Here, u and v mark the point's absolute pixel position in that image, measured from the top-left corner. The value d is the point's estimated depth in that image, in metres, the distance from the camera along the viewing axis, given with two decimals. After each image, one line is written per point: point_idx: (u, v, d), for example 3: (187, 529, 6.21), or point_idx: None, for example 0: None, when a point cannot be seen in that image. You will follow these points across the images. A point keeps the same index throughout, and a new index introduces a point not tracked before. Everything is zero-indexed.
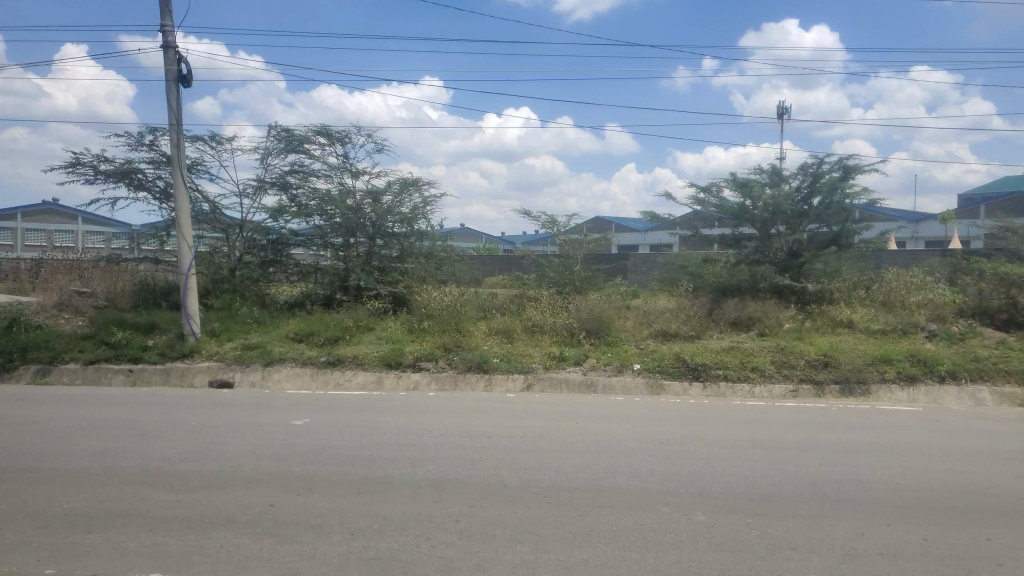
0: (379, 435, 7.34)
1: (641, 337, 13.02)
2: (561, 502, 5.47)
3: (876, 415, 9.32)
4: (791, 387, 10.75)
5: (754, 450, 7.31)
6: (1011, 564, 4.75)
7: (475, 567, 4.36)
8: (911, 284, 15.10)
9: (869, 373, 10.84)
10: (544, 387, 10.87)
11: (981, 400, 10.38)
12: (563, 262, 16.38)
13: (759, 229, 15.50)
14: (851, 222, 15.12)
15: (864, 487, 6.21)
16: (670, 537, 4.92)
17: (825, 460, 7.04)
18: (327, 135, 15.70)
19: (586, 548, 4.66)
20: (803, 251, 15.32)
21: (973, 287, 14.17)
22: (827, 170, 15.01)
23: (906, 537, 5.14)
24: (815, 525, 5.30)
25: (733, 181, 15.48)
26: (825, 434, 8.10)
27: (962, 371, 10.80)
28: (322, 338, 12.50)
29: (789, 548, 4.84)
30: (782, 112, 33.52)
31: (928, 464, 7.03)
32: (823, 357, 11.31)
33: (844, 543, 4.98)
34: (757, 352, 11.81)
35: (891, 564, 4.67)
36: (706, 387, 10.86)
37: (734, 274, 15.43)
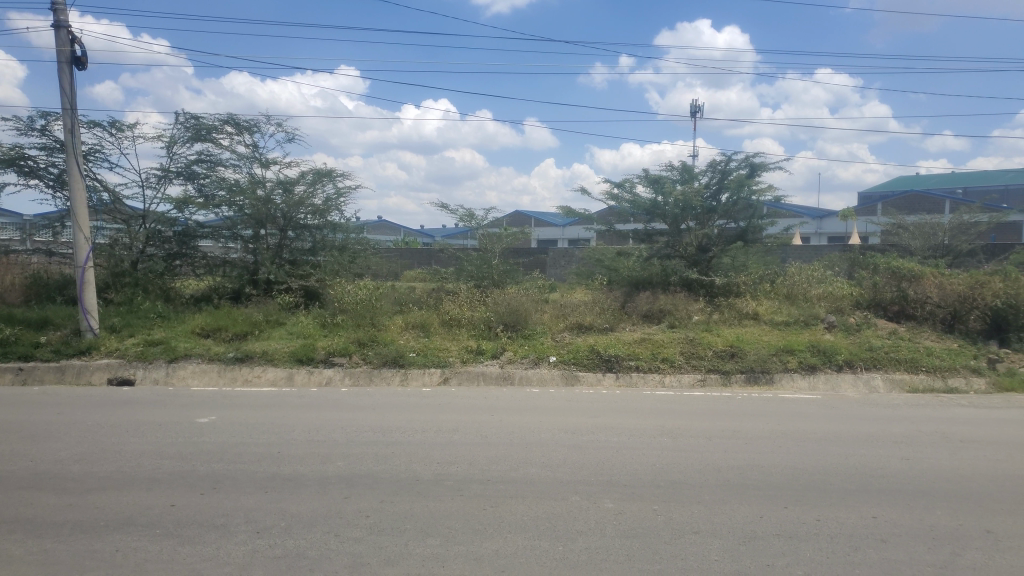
0: (288, 432, 7.19)
1: (557, 329, 13.19)
2: (473, 495, 5.50)
3: (778, 403, 9.75)
4: (699, 376, 11.12)
5: (663, 438, 7.54)
6: (893, 539, 5.08)
7: (384, 561, 4.35)
8: (812, 277, 15.83)
9: (772, 363, 11.32)
10: (461, 380, 10.88)
11: (874, 387, 11.00)
12: (481, 256, 16.39)
13: (670, 225, 15.92)
14: (757, 218, 15.72)
15: (763, 472, 6.49)
16: (579, 525, 5.03)
17: (730, 446, 7.33)
18: (235, 123, 15.21)
19: (496, 540, 4.70)
20: (711, 246, 15.87)
21: (869, 281, 15.00)
22: (735, 168, 15.55)
23: (801, 518, 5.41)
24: (717, 510, 5.50)
25: (645, 177, 15.85)
26: (730, 423, 8.41)
27: (857, 360, 11.42)
28: (230, 333, 12.14)
29: (692, 533, 5.02)
30: (695, 110, 34.45)
31: (824, 448, 7.40)
32: (730, 348, 11.75)
33: (744, 526, 5.20)
34: (668, 343, 12.16)
35: (786, 544, 4.90)
36: (620, 377, 11.11)
37: (647, 268, 15.83)
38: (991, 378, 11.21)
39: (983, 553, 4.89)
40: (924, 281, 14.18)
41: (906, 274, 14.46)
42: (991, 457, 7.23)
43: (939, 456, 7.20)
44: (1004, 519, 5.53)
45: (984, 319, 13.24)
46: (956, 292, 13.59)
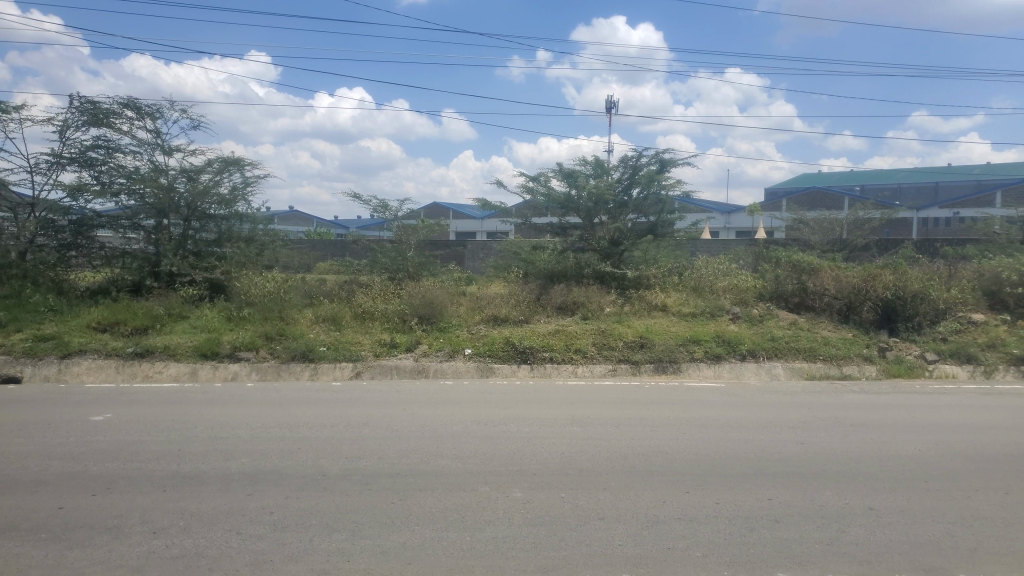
0: (190, 429, 6.96)
1: (472, 321, 13.23)
2: (381, 488, 5.48)
3: (685, 391, 10.08)
4: (610, 366, 11.39)
5: (572, 427, 7.69)
6: (786, 519, 5.35)
7: (287, 558, 4.28)
8: (718, 270, 16.40)
9: (679, 353, 11.70)
10: (374, 373, 10.78)
11: (775, 375, 11.54)
12: (395, 248, 16.22)
13: (583, 218, 16.16)
14: (666, 212, 16.14)
15: (667, 458, 6.72)
16: (488, 515, 5.08)
17: (637, 434, 7.54)
18: (136, 108, 14.53)
19: (403, 532, 4.70)
20: (623, 240, 16.21)
21: (771, 274, 15.69)
22: (645, 163, 15.93)
23: (701, 502, 5.63)
24: (622, 496, 5.66)
25: (559, 171, 16.04)
26: (637, 411, 8.65)
27: (759, 350, 11.92)
28: (129, 327, 11.64)
29: (597, 519, 5.15)
30: (610, 105, 35.02)
31: (725, 434, 7.71)
32: (639, 339, 12.04)
33: (647, 511, 5.36)
34: (581, 335, 12.36)
35: (687, 527, 5.09)
36: (534, 368, 11.25)
37: (562, 260, 16.02)
38: (881, 365, 11.93)
39: (866, 529, 5.21)
40: (822, 274, 14.93)
41: (806, 267, 15.18)
42: (876, 439, 7.69)
43: (830, 440, 7.62)
44: (886, 496, 5.90)
45: (876, 310, 14.05)
46: (850, 284, 14.37)
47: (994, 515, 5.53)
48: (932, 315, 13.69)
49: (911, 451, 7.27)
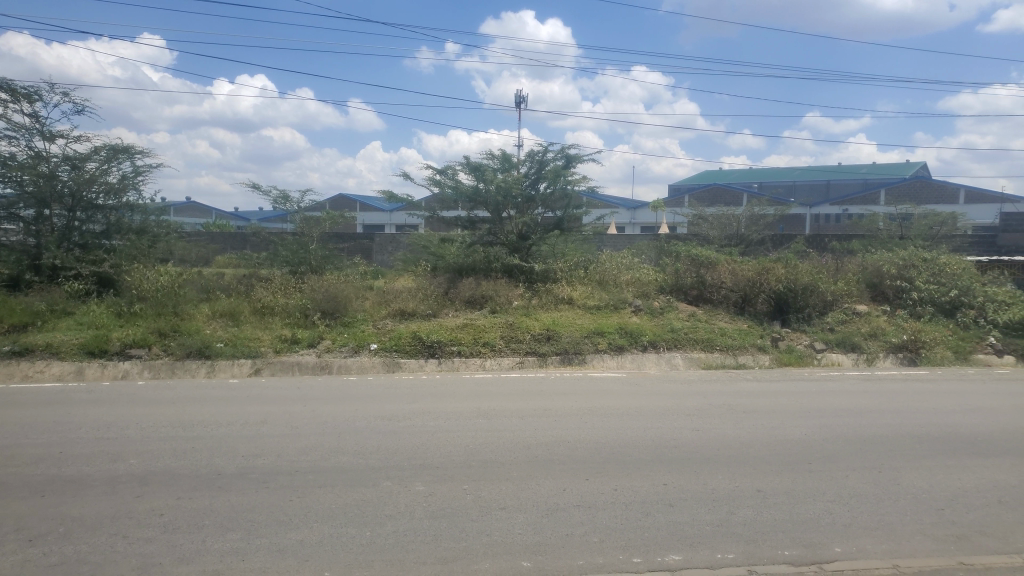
0: (73, 430, 6.62)
1: (379, 316, 13.09)
2: (279, 486, 5.38)
3: (589, 382, 10.34)
4: (518, 359, 11.53)
5: (477, 420, 7.75)
6: (679, 503, 5.57)
7: (177, 560, 4.15)
8: (622, 263, 16.76)
9: (584, 345, 11.94)
10: (274, 370, 10.53)
11: (675, 365, 11.96)
12: (297, 240, 15.85)
13: (492, 212, 16.21)
14: (572, 207, 16.47)
15: (569, 447, 6.87)
16: (389, 510, 5.07)
17: (540, 424, 7.67)
18: (11, 90, 13.61)
19: (301, 529, 4.63)
20: (531, 234, 16.35)
21: (671, 268, 16.24)
22: (551, 158, 16.15)
23: (599, 488, 5.79)
24: (524, 485, 5.75)
25: (467, 164, 16.05)
26: (542, 402, 8.80)
27: (660, 341, 12.32)
28: (6, 325, 10.92)
29: (499, 509, 5.22)
30: (520, 100, 35.21)
31: (625, 422, 7.95)
32: (546, 331, 12.20)
33: (547, 499, 5.48)
34: (489, 328, 12.41)
35: (585, 514, 5.23)
36: (442, 363, 11.24)
37: (470, 254, 16.03)
38: (773, 355, 12.55)
39: (753, 510, 5.49)
40: (719, 268, 15.56)
41: (704, 262, 15.79)
42: (766, 425, 8.10)
43: (723, 426, 7.97)
44: (772, 478, 6.23)
45: (770, 302, 14.75)
46: (746, 278, 15.05)
47: (867, 492, 5.94)
48: (820, 306, 14.54)
49: (797, 434, 7.70)
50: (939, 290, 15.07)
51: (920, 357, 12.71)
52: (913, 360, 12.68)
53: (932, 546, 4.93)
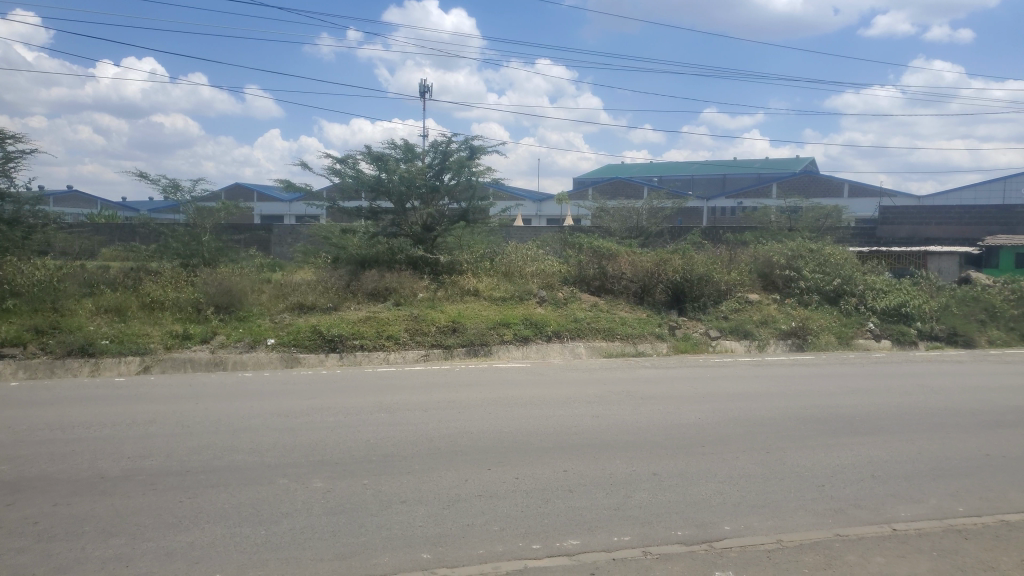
0: None
1: (276, 309, 12.72)
2: (168, 488, 5.16)
3: (494, 372, 10.41)
4: (422, 352, 11.44)
5: (379, 414, 7.66)
6: (578, 489, 5.69)
7: (53, 570, 3.92)
8: (528, 255, 16.80)
9: (490, 336, 11.98)
10: (165, 368, 10.10)
11: (578, 354, 12.20)
12: (189, 232, 15.20)
13: (395, 203, 15.96)
14: (477, 199, 16.31)
15: (472, 438, 6.89)
16: (285, 507, 4.95)
17: (443, 416, 7.66)
18: None
19: (192, 531, 4.47)
20: (435, 226, 16.23)
21: (574, 259, 16.46)
22: (455, 149, 16.02)
23: (501, 478, 5.84)
24: (425, 478, 5.73)
25: (368, 154, 15.75)
26: (445, 394, 8.79)
27: (563, 331, 12.51)
28: None
29: (399, 502, 5.18)
30: (424, 90, 34.90)
31: (528, 411, 8.05)
32: (451, 323, 12.14)
33: (449, 491, 5.48)
34: (392, 321, 12.26)
35: (486, 503, 5.27)
36: (343, 357, 11.05)
37: (373, 245, 15.75)
38: (671, 342, 12.98)
39: (648, 493, 5.67)
40: (620, 259, 15.94)
41: (605, 253, 16.10)
42: (664, 410, 8.37)
43: (622, 412, 8.18)
44: (667, 462, 6.45)
45: (668, 291, 15.29)
46: (645, 269, 15.51)
47: (755, 472, 6.23)
48: (715, 295, 15.16)
49: (692, 419, 8.00)
50: (824, 279, 15.97)
51: (807, 342, 13.45)
52: (800, 346, 13.38)
53: (812, 520, 5.23)
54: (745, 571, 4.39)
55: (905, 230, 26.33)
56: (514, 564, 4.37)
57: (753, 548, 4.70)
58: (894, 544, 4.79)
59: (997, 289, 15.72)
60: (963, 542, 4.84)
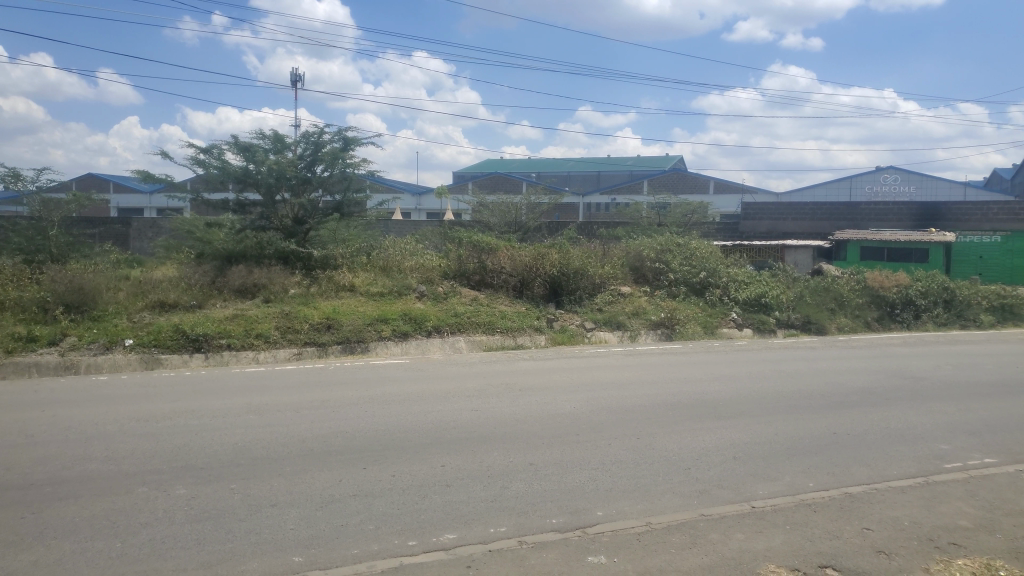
0: None
1: (134, 308, 11.96)
2: (9, 504, 4.74)
3: (371, 369, 10.24)
4: (295, 350, 11.09)
5: (248, 416, 7.36)
6: (456, 483, 5.69)
7: None
8: (405, 250, 16.62)
9: (367, 333, 11.76)
10: (5, 373, 9.39)
11: (458, 349, 12.20)
12: (34, 226, 14.04)
13: (264, 195, 15.37)
14: (352, 191, 15.97)
15: (347, 437, 6.74)
16: (145, 517, 4.68)
17: (316, 416, 7.45)
18: None
19: (36, 549, 4.15)
20: (307, 219, 15.77)
21: (453, 253, 16.43)
22: (328, 140, 15.61)
23: (376, 476, 5.74)
24: (298, 480, 5.56)
25: (234, 144, 15.08)
26: (321, 393, 8.57)
27: (443, 325, 12.47)
28: None
29: (270, 506, 5.00)
30: (296, 79, 33.78)
31: (406, 407, 7.97)
32: (326, 320, 11.81)
33: (323, 492, 5.34)
34: (262, 318, 11.80)
35: (362, 503, 5.18)
36: (209, 358, 10.57)
37: (240, 240, 14.97)
38: (549, 334, 13.22)
39: (525, 483, 5.75)
40: (499, 254, 16.06)
41: (485, 247, 16.18)
42: (541, 401, 8.52)
43: (501, 405, 8.26)
44: (543, 451, 6.57)
45: (545, 285, 15.54)
46: (523, 263, 15.71)
47: (626, 458, 6.46)
48: (590, 289, 15.59)
49: (569, 409, 8.18)
50: (691, 272, 16.76)
51: (676, 332, 14.07)
52: (669, 336, 13.98)
53: (679, 501, 5.47)
54: (617, 554, 4.54)
55: (764, 225, 28.09)
56: (389, 562, 4.32)
57: (624, 532, 4.86)
58: (753, 520, 5.10)
59: (845, 280, 17.00)
60: (813, 514, 5.21)
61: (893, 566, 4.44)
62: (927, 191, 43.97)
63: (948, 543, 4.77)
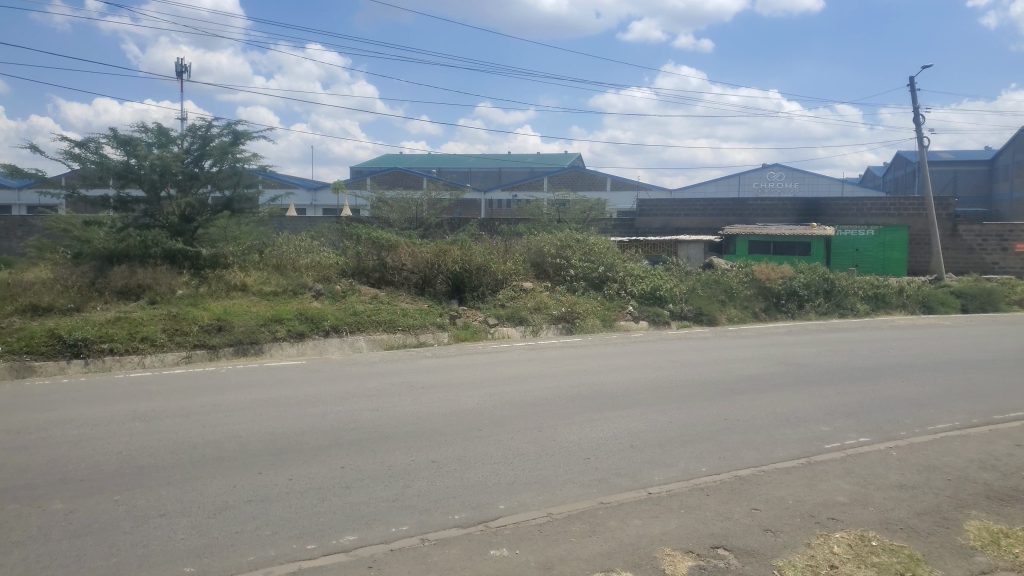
0: None
1: (3, 313, 11.15)
2: None
3: (267, 371, 9.95)
4: (184, 354, 10.64)
5: (133, 423, 7.00)
6: (356, 484, 5.59)
7: None
8: (301, 247, 16.18)
9: (261, 334, 11.38)
10: None
11: (357, 349, 12.01)
12: None
13: (147, 191, 14.60)
14: (242, 187, 15.39)
15: (240, 442, 6.51)
16: (17, 535, 4.38)
17: (208, 421, 7.17)
18: None
19: None
20: (195, 216, 15.10)
21: (352, 250, 16.13)
22: (216, 134, 15.02)
23: (272, 481, 5.57)
24: (187, 488, 5.33)
25: (113, 137, 14.27)
26: (212, 397, 8.24)
27: (342, 325, 12.23)
28: None
29: (158, 516, 4.77)
30: (182, 68, 32.28)
31: (304, 409, 7.78)
32: (216, 321, 11.37)
33: (215, 499, 5.14)
34: (148, 320, 11.23)
35: (258, 509, 5.01)
36: (89, 364, 9.99)
37: (122, 238, 14.19)
38: (451, 331, 13.21)
39: (428, 480, 5.72)
40: (399, 250, 15.88)
41: (384, 244, 15.96)
42: (443, 398, 8.50)
43: (402, 403, 8.18)
44: (444, 448, 6.55)
45: (447, 281, 15.52)
46: (425, 260, 15.62)
47: (527, 450, 6.53)
48: (492, 285, 15.66)
49: (471, 405, 8.20)
50: (590, 268, 17.11)
51: (575, 326, 14.34)
52: (569, 329, 14.24)
53: (578, 491, 5.58)
54: (519, 546, 4.59)
55: (659, 221, 28.98)
56: (287, 567, 4.22)
57: (525, 524, 4.92)
58: (649, 506, 5.26)
59: (734, 273, 17.79)
60: (706, 497, 5.43)
61: (779, 543, 4.69)
62: (809, 188, 46.53)
63: (828, 518, 5.07)
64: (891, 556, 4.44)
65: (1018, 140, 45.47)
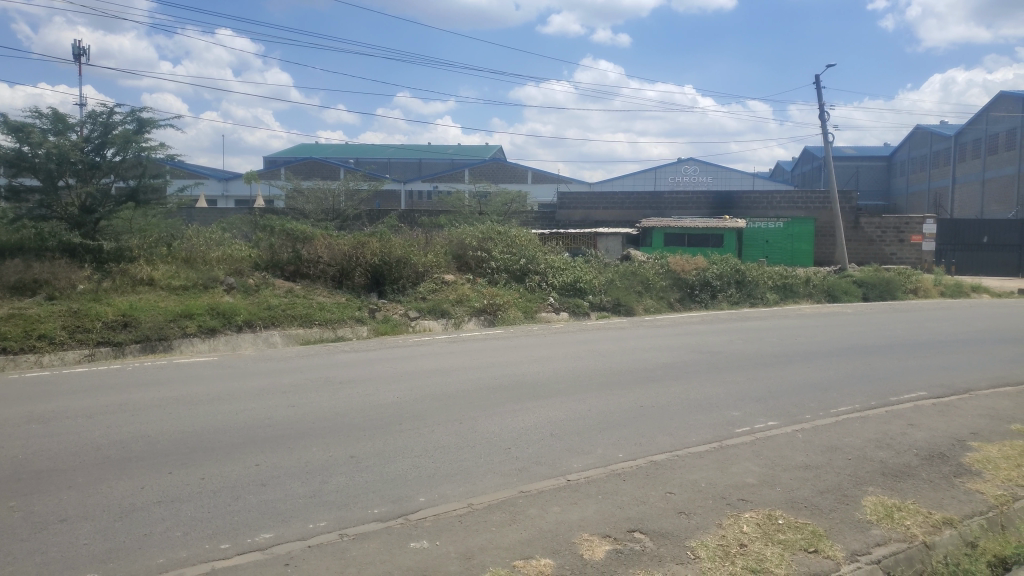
0: None
1: None
2: None
3: (177, 368, 9.60)
4: (86, 352, 10.18)
5: (29, 425, 6.63)
6: (272, 481, 5.47)
7: None
8: (211, 239, 15.64)
9: (170, 329, 10.96)
10: None
11: (272, 343, 11.74)
12: None
13: (43, 181, 13.80)
14: (148, 177, 14.73)
15: (148, 441, 6.27)
16: None
17: (113, 421, 6.86)
18: None
19: None
20: (97, 207, 14.34)
21: (264, 243, 15.68)
22: (119, 121, 14.33)
23: (182, 481, 5.38)
24: (91, 491, 5.08)
25: (4, 123, 13.42)
26: (118, 396, 7.89)
27: (256, 319, 11.88)
28: None
29: (57, 522, 4.54)
30: (80, 52, 30.65)
31: (216, 407, 7.53)
32: (121, 317, 10.86)
33: (121, 501, 4.93)
34: (45, 317, 10.64)
35: (167, 510, 4.83)
36: None
37: (16, 231, 13.39)
38: (371, 325, 13.03)
39: (346, 476, 5.65)
40: (316, 242, 15.53)
41: (299, 236, 15.59)
42: (362, 393, 8.39)
43: (319, 399, 8.04)
44: (363, 443, 6.47)
45: (366, 275, 15.32)
46: (342, 252, 15.37)
47: (448, 442, 6.52)
48: (413, 277, 15.54)
49: (391, 398, 8.12)
50: (511, 260, 17.22)
51: (497, 318, 14.42)
52: (491, 322, 14.32)
53: (499, 481, 5.61)
54: (439, 537, 4.59)
55: (578, 213, 29.37)
56: (200, 567, 4.10)
57: (445, 515, 4.91)
58: (568, 492, 5.34)
59: (651, 264, 18.22)
60: (622, 483, 5.55)
61: (692, 525, 4.84)
62: (722, 182, 48.04)
63: (737, 500, 5.27)
64: (796, 533, 4.65)
65: (914, 137, 48.07)
